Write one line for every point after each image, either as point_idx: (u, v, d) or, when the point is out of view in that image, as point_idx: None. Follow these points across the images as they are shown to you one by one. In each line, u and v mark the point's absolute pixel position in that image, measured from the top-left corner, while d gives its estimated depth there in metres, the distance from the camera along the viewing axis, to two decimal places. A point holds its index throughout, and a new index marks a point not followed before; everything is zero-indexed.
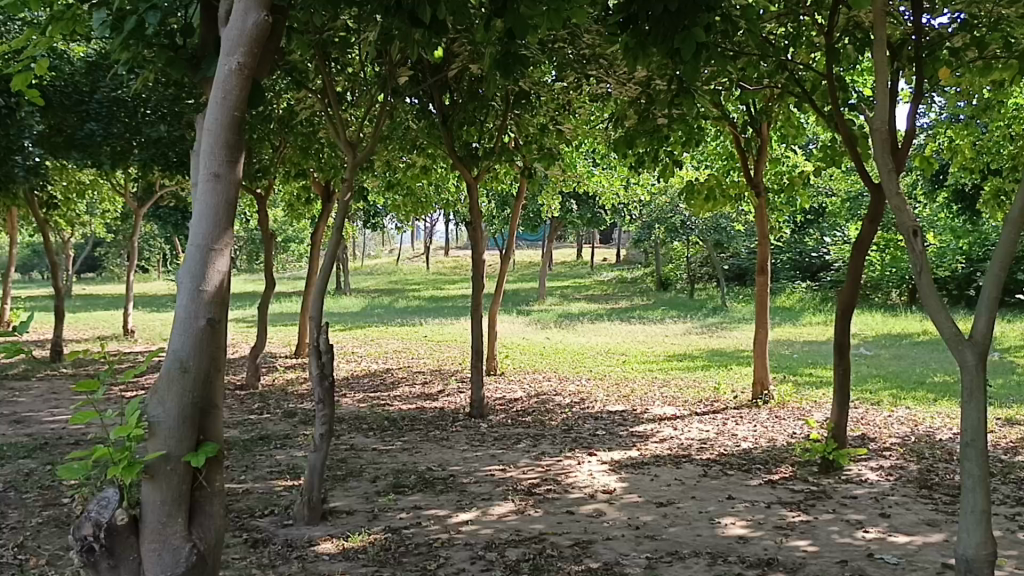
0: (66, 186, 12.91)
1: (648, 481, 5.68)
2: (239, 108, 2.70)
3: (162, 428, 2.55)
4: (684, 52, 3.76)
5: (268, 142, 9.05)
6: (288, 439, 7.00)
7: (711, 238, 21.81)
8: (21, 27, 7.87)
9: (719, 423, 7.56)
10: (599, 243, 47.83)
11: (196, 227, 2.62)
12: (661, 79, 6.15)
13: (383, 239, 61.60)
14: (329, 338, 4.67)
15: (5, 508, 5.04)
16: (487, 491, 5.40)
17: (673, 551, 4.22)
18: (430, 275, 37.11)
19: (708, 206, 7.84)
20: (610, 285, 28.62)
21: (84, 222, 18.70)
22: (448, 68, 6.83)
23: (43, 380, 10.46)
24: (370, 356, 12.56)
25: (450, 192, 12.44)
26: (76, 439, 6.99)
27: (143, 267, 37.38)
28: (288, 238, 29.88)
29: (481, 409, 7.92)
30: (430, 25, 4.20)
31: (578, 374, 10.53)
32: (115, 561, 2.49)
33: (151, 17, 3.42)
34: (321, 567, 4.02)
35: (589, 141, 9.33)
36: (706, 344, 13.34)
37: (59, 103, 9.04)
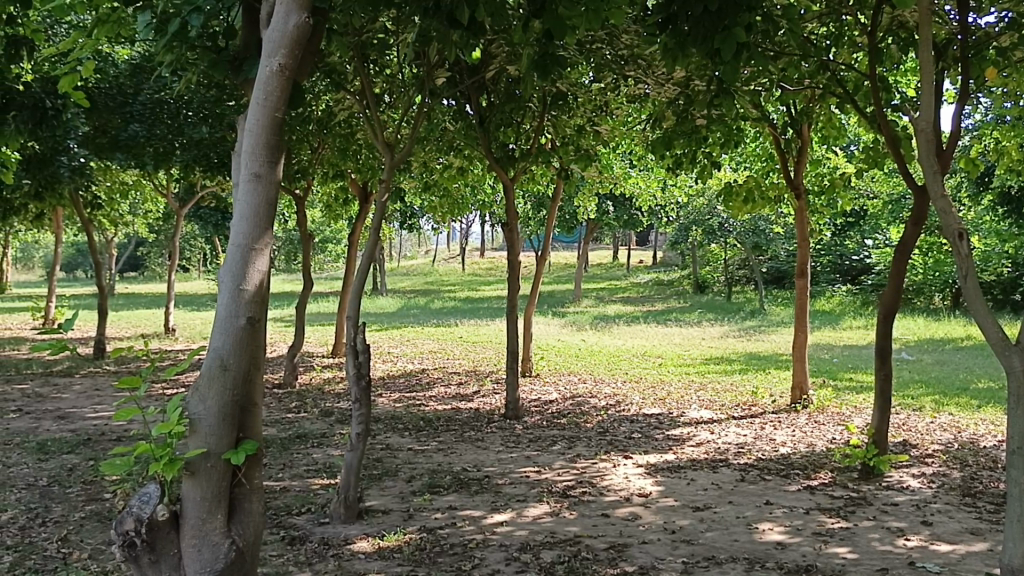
0: (110, 186, 13.15)
1: (685, 484, 5.64)
2: (280, 109, 2.72)
3: (202, 425, 2.58)
4: (724, 52, 3.72)
5: (307, 143, 9.14)
6: (325, 437, 7.06)
7: (750, 240, 21.62)
8: (67, 30, 8.03)
9: (757, 428, 7.48)
10: (635, 245, 47.62)
11: (237, 227, 2.65)
12: (700, 81, 6.10)
13: (420, 240, 61.94)
14: (367, 338, 4.68)
15: (49, 502, 5.14)
16: (522, 492, 5.39)
17: (710, 556, 4.18)
18: (466, 276, 37.23)
19: (747, 208, 7.82)
20: (645, 288, 28.48)
21: (128, 222, 19.06)
22: (486, 70, 6.83)
23: (86, 377, 10.66)
24: (406, 356, 12.63)
25: (486, 192, 12.45)
26: (118, 436, 7.11)
27: (183, 266, 37.98)
28: (326, 239, 30.16)
29: (516, 411, 7.92)
30: (468, 26, 4.21)
31: (613, 376, 10.49)
32: (156, 556, 2.52)
33: (196, 19, 3.45)
34: (356, 566, 4.04)
35: (627, 143, 9.29)
36: (743, 348, 13.23)
37: (104, 105, 9.21)
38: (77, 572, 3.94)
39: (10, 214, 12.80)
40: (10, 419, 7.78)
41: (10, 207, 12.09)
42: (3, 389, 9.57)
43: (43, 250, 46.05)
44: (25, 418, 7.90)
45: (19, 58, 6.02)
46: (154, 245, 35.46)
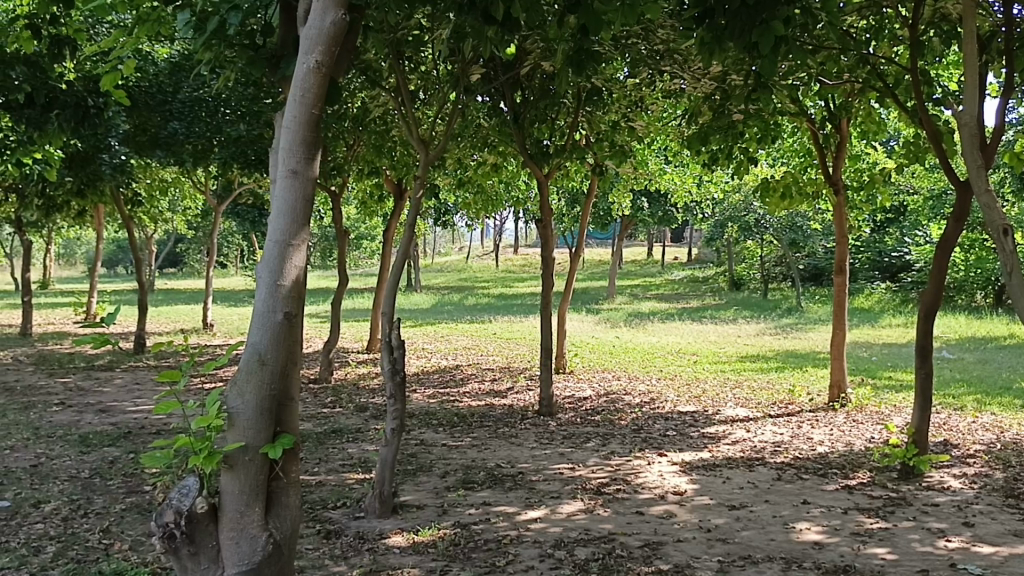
0: (150, 183, 13.35)
1: (720, 483, 5.59)
2: (317, 105, 2.73)
3: (241, 419, 2.60)
4: (762, 46, 3.69)
5: (342, 140, 9.19)
6: (360, 432, 7.10)
7: (787, 237, 21.41)
8: (108, 29, 8.14)
9: (794, 426, 7.39)
10: (670, 242, 47.32)
11: (275, 223, 2.67)
12: (737, 75, 6.03)
13: (454, 237, 62.13)
14: (402, 334, 4.69)
15: (91, 494, 5.23)
16: (557, 489, 5.38)
17: (746, 556, 4.14)
18: (500, 272, 37.24)
19: (784, 205, 7.73)
20: (680, 284, 28.28)
21: (167, 219, 19.36)
22: (521, 66, 6.81)
23: (127, 371, 10.84)
24: (440, 352, 12.67)
25: (520, 188, 12.43)
26: (158, 429, 7.22)
27: (221, 262, 38.50)
28: (361, 235, 30.39)
29: (549, 408, 7.91)
30: (503, 23, 4.20)
31: (648, 374, 10.43)
32: (195, 548, 2.54)
33: (236, 17, 3.48)
34: (391, 560, 4.07)
35: (663, 138, 9.23)
36: (779, 346, 13.10)
37: (144, 103, 9.34)
38: (118, 563, 4.01)
39: (54, 211, 13.05)
40: (53, 412, 7.94)
41: (54, 204, 12.32)
42: (47, 382, 9.76)
43: (84, 246, 46.90)
44: (68, 411, 8.05)
45: (64, 57, 6.12)
46: (194, 241, 35.97)
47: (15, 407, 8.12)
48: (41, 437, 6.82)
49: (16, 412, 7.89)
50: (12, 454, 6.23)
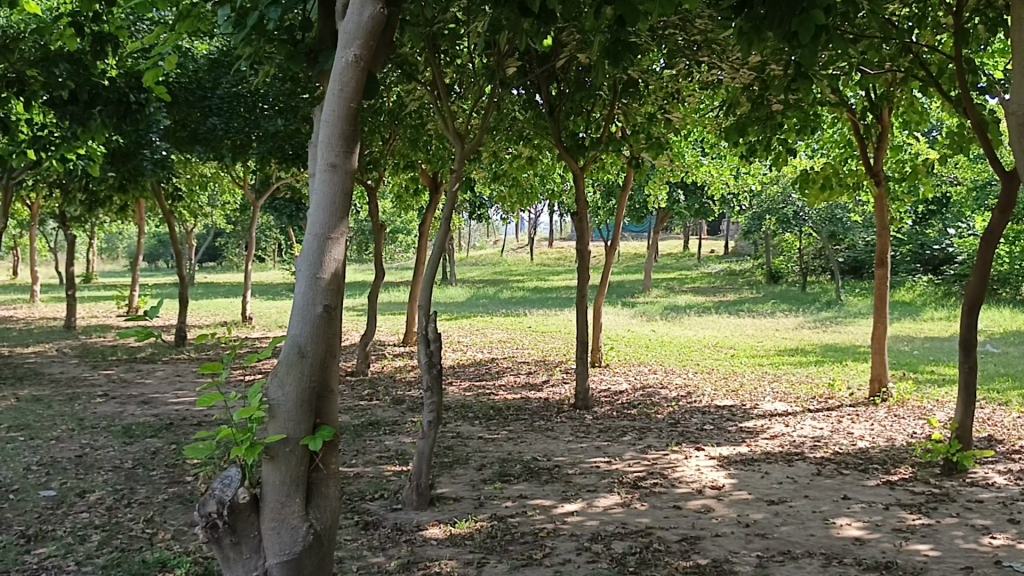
0: (190, 179, 13.52)
1: (759, 478, 5.54)
2: (355, 99, 2.74)
3: (282, 411, 2.63)
4: (802, 35, 3.62)
5: (379, 134, 9.22)
6: (397, 425, 7.15)
7: (826, 229, 21.12)
8: (148, 26, 8.25)
9: (833, 421, 7.30)
10: (707, 235, 46.98)
11: (314, 216, 2.69)
12: (778, 64, 5.94)
13: (489, 231, 62.16)
14: (438, 326, 4.71)
15: (135, 484, 5.33)
16: (593, 483, 5.37)
17: (786, 551, 4.10)
18: (535, 266, 37.23)
19: (824, 196, 7.65)
20: (716, 278, 28.04)
21: (206, 213, 19.62)
22: (556, 58, 6.78)
23: (168, 363, 11.01)
24: (476, 346, 12.70)
25: (555, 181, 12.40)
26: (199, 421, 7.32)
27: (260, 257, 38.94)
28: (397, 229, 30.54)
29: (586, 401, 7.90)
30: (539, 15, 4.17)
31: (685, 367, 10.37)
32: (237, 538, 2.57)
33: (276, 13, 3.50)
34: (428, 552, 4.10)
35: (700, 130, 9.16)
36: (818, 339, 12.93)
37: (184, 99, 9.47)
38: (161, 552, 4.07)
39: (97, 206, 13.26)
40: (97, 404, 8.09)
41: (97, 199, 12.52)
42: (91, 374, 9.95)
43: (125, 241, 47.58)
44: (111, 402, 8.20)
45: (107, 54, 6.20)
46: (232, 236, 36.37)
47: (61, 399, 8.29)
48: (86, 428, 6.95)
49: (61, 403, 8.05)
50: (58, 445, 6.35)
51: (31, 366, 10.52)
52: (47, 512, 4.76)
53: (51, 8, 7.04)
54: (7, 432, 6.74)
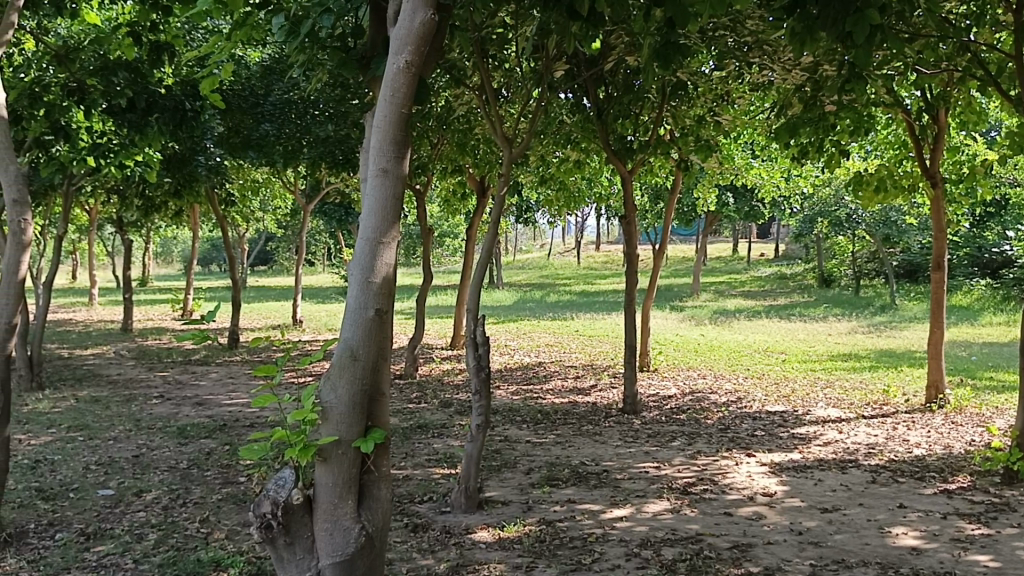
0: (243, 184, 13.77)
1: (812, 485, 5.46)
2: (406, 105, 2.77)
3: (335, 412, 2.65)
4: (856, 36, 3.55)
5: (428, 139, 9.30)
6: (446, 428, 7.19)
7: (880, 232, 20.70)
8: (203, 34, 8.43)
9: (889, 428, 7.16)
10: (757, 238, 46.48)
11: (366, 221, 2.71)
12: (832, 64, 5.84)
13: (536, 234, 62.19)
14: (486, 330, 4.71)
15: (190, 484, 5.43)
16: (642, 488, 5.34)
17: (839, 560, 4.03)
18: (581, 269, 37.18)
19: (879, 198, 7.51)
20: (767, 281, 27.68)
21: (259, 217, 19.97)
22: (604, 61, 6.75)
23: (222, 365, 11.22)
24: (524, 349, 12.72)
25: (602, 185, 12.35)
26: (252, 422, 7.44)
27: (310, 261, 39.49)
28: (444, 233, 30.71)
29: (634, 405, 7.86)
30: (588, 18, 4.17)
31: (735, 372, 10.25)
32: (291, 539, 2.60)
33: (329, 20, 3.57)
34: (477, 555, 4.11)
35: (750, 132, 9.07)
36: (872, 344, 12.68)
37: (238, 106, 9.71)
38: (215, 551, 4.14)
39: (154, 211, 13.57)
40: (153, 405, 8.27)
41: (153, 204, 12.81)
42: (148, 376, 10.18)
43: (180, 245, 48.53)
44: (167, 403, 8.39)
45: (163, 62, 6.27)
46: (282, 240, 36.91)
47: (119, 399, 8.50)
48: (142, 428, 7.10)
49: (119, 404, 8.25)
50: (116, 445, 6.49)
51: (91, 367, 10.81)
52: (106, 511, 4.87)
53: (109, 18, 7.21)
54: (68, 432, 6.92)
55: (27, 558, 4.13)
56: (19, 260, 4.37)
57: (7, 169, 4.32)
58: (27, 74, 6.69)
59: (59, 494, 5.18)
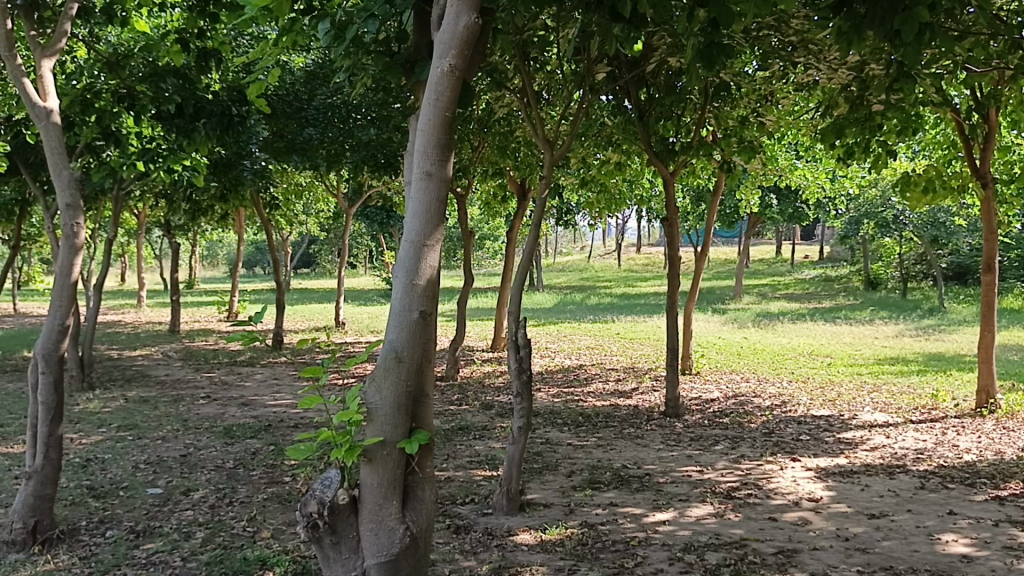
0: (286, 188, 13.95)
1: (858, 491, 5.37)
2: (450, 108, 2.78)
3: (379, 414, 2.68)
4: (905, 34, 3.47)
5: (469, 142, 9.33)
6: (487, 429, 7.22)
7: (928, 233, 20.33)
8: (249, 41, 8.55)
9: (938, 433, 7.02)
10: (800, 241, 45.99)
11: (410, 225, 2.73)
12: (879, 63, 5.77)
13: (576, 236, 62.04)
14: (527, 332, 4.71)
15: (236, 483, 5.51)
16: (685, 492, 5.30)
17: (888, 567, 3.96)
18: (622, 272, 37.14)
19: (927, 200, 7.37)
20: (812, 284, 27.34)
21: (301, 220, 20.21)
22: (646, 63, 6.73)
23: (267, 366, 11.38)
24: (564, 352, 12.70)
25: (644, 186, 12.28)
26: (295, 422, 7.52)
27: (352, 263, 39.89)
28: (484, 234, 30.77)
29: (676, 409, 7.80)
30: (630, 20, 4.15)
31: (779, 376, 10.14)
32: (336, 538, 2.63)
33: (373, 25, 3.56)
34: (520, 557, 4.11)
35: (796, 133, 8.99)
36: (920, 348, 12.46)
37: (282, 111, 9.84)
38: (261, 550, 4.19)
39: (200, 215, 13.81)
40: (200, 405, 8.41)
41: (199, 208, 13.03)
42: (194, 377, 10.36)
43: (226, 249, 49.29)
44: (213, 404, 8.52)
45: (211, 68, 6.36)
46: (325, 242, 37.28)
47: (166, 400, 8.65)
48: (190, 428, 7.23)
49: (167, 404, 8.41)
50: (164, 445, 6.62)
51: (140, 368, 11.02)
52: (155, 509, 4.96)
53: (158, 26, 7.35)
54: (118, 431, 7.06)
55: (80, 555, 4.23)
56: (72, 263, 4.46)
57: (61, 174, 4.44)
58: (80, 81, 6.84)
59: (109, 493, 5.29)
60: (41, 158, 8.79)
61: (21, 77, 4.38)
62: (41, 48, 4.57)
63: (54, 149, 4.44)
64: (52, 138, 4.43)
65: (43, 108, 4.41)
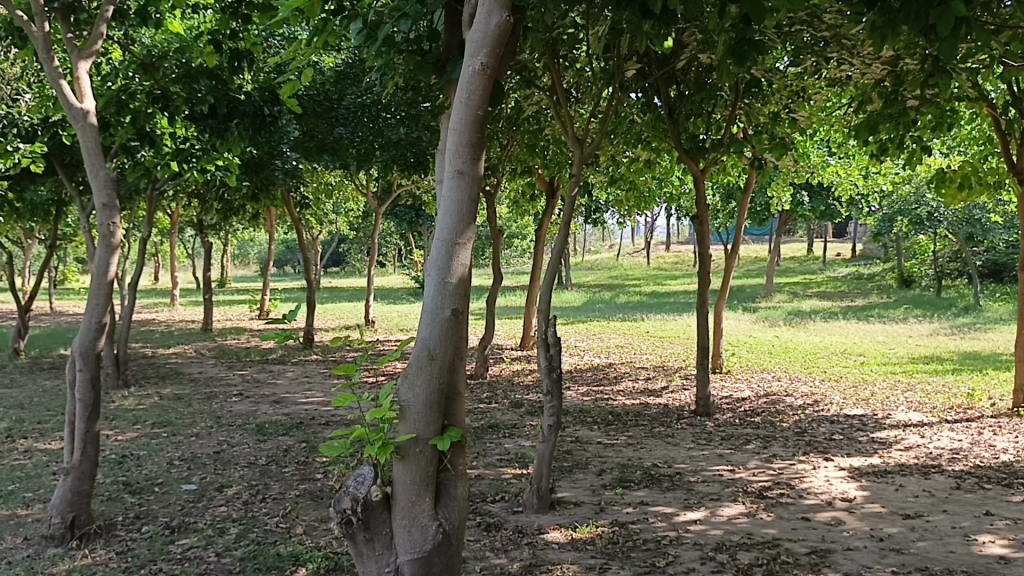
0: (317, 187, 14.04)
1: (893, 491, 5.31)
2: (482, 106, 2.79)
3: (412, 412, 2.69)
4: (939, 29, 3.40)
5: (497, 140, 9.35)
6: (517, 428, 7.22)
7: (964, 230, 20.02)
8: (279, 41, 8.62)
9: (974, 433, 6.92)
10: (831, 238, 45.66)
11: (442, 223, 2.74)
12: (914, 58, 5.71)
13: (604, 234, 61.80)
14: (558, 331, 4.72)
15: (269, 480, 5.56)
16: (716, 492, 5.27)
17: (923, 568, 3.91)
18: (651, 270, 37.01)
19: (962, 195, 7.23)
20: (844, 282, 27.08)
21: (331, 219, 20.35)
22: (677, 60, 6.69)
23: (298, 364, 11.49)
24: (594, 351, 12.68)
25: (673, 184, 12.18)
26: (327, 420, 7.57)
27: (381, 261, 40.11)
28: (513, 233, 30.74)
29: (706, 408, 7.75)
30: (660, 17, 4.12)
31: (811, 375, 10.06)
32: (370, 535, 2.65)
33: (407, 24, 3.57)
34: (550, 555, 4.11)
35: (827, 129, 8.91)
36: (956, 347, 12.32)
37: (312, 111, 9.91)
38: (295, 546, 4.23)
39: (232, 215, 13.94)
40: (233, 402, 8.50)
41: (231, 208, 13.16)
42: (227, 374, 10.46)
43: (257, 248, 49.66)
44: (245, 401, 8.60)
45: (243, 70, 6.41)
46: (355, 241, 37.52)
47: (200, 397, 8.75)
48: (223, 425, 7.31)
49: (201, 401, 8.50)
50: (198, 442, 6.70)
51: (174, 366, 11.16)
52: (189, 505, 5.03)
53: (192, 28, 7.43)
54: (152, 428, 7.16)
55: (117, 550, 4.30)
56: (109, 262, 4.52)
57: (98, 174, 4.50)
58: (115, 82, 6.94)
59: (145, 489, 5.37)
60: (77, 159, 8.92)
61: (59, 79, 4.45)
62: (78, 51, 4.63)
63: (91, 150, 4.51)
64: (89, 139, 4.50)
65: (80, 109, 4.49)
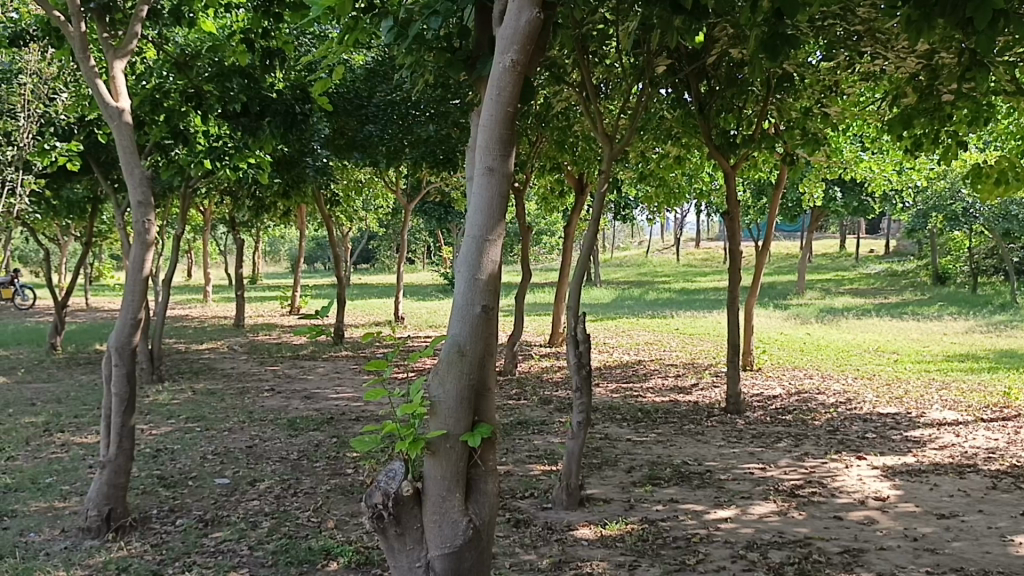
0: (347, 184, 14.13)
1: (927, 490, 5.24)
2: (512, 104, 2.78)
3: (443, 407, 2.70)
4: (976, 21, 3.34)
5: (526, 137, 9.35)
6: (546, 424, 7.22)
7: (1000, 226, 19.68)
8: (308, 39, 8.67)
9: (1011, 432, 6.80)
10: (864, 234, 45.20)
11: (472, 219, 2.75)
12: (949, 51, 5.62)
13: (633, 230, 61.59)
14: (587, 328, 4.71)
15: (300, 474, 5.62)
16: (747, 490, 5.23)
17: (958, 568, 3.86)
18: (681, 267, 36.82)
19: (999, 191, 7.13)
20: (878, 278, 26.79)
21: (361, 216, 20.46)
22: (707, 55, 6.65)
23: (329, 360, 11.57)
24: (623, 347, 12.64)
25: (703, 180, 12.10)
26: (357, 416, 7.63)
27: (410, 258, 40.28)
28: (541, 229, 30.74)
29: (737, 405, 7.70)
30: (691, 12, 4.10)
31: (844, 372, 9.95)
32: (401, 529, 2.66)
33: (437, 22, 3.57)
34: (580, 552, 4.11)
35: (861, 124, 8.81)
36: (992, 344, 12.14)
37: (343, 108, 9.98)
38: (326, 540, 4.27)
39: (263, 212, 14.07)
40: (265, 398, 8.58)
41: (263, 205, 13.27)
42: (259, 370, 10.57)
43: (287, 244, 50.09)
44: (277, 396, 8.68)
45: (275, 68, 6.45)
46: (384, 238, 37.74)
47: (232, 393, 8.85)
48: (255, 420, 7.39)
49: (234, 396, 8.60)
50: (231, 436, 6.77)
51: (207, 361, 11.29)
52: (222, 498, 5.09)
53: (224, 27, 7.50)
54: (186, 423, 7.25)
55: (151, 542, 4.36)
56: (144, 259, 4.59)
57: (134, 172, 4.56)
58: (149, 82, 7.03)
59: (179, 482, 5.44)
60: (111, 157, 9.04)
61: (95, 78, 4.51)
62: (113, 51, 4.70)
63: (126, 148, 4.57)
64: (125, 137, 4.56)
65: (116, 108, 4.54)
